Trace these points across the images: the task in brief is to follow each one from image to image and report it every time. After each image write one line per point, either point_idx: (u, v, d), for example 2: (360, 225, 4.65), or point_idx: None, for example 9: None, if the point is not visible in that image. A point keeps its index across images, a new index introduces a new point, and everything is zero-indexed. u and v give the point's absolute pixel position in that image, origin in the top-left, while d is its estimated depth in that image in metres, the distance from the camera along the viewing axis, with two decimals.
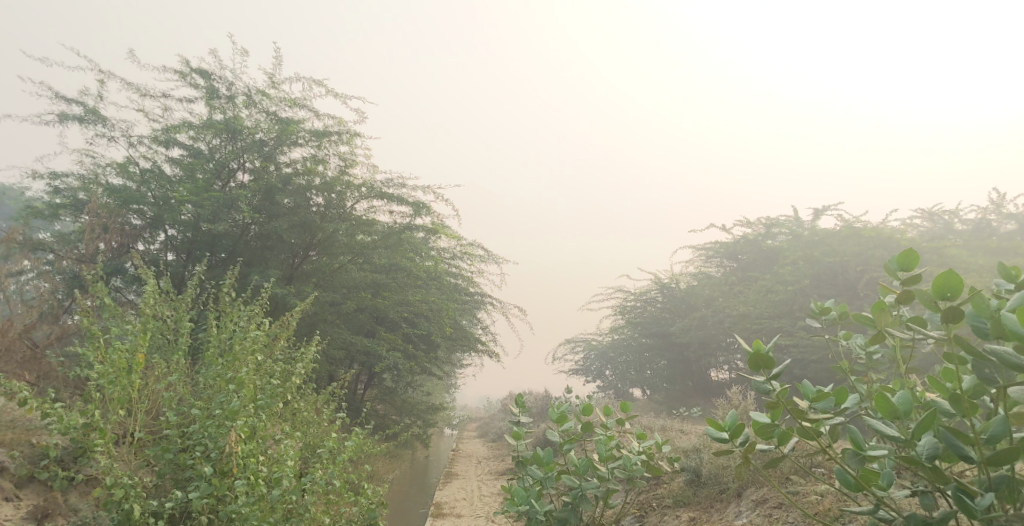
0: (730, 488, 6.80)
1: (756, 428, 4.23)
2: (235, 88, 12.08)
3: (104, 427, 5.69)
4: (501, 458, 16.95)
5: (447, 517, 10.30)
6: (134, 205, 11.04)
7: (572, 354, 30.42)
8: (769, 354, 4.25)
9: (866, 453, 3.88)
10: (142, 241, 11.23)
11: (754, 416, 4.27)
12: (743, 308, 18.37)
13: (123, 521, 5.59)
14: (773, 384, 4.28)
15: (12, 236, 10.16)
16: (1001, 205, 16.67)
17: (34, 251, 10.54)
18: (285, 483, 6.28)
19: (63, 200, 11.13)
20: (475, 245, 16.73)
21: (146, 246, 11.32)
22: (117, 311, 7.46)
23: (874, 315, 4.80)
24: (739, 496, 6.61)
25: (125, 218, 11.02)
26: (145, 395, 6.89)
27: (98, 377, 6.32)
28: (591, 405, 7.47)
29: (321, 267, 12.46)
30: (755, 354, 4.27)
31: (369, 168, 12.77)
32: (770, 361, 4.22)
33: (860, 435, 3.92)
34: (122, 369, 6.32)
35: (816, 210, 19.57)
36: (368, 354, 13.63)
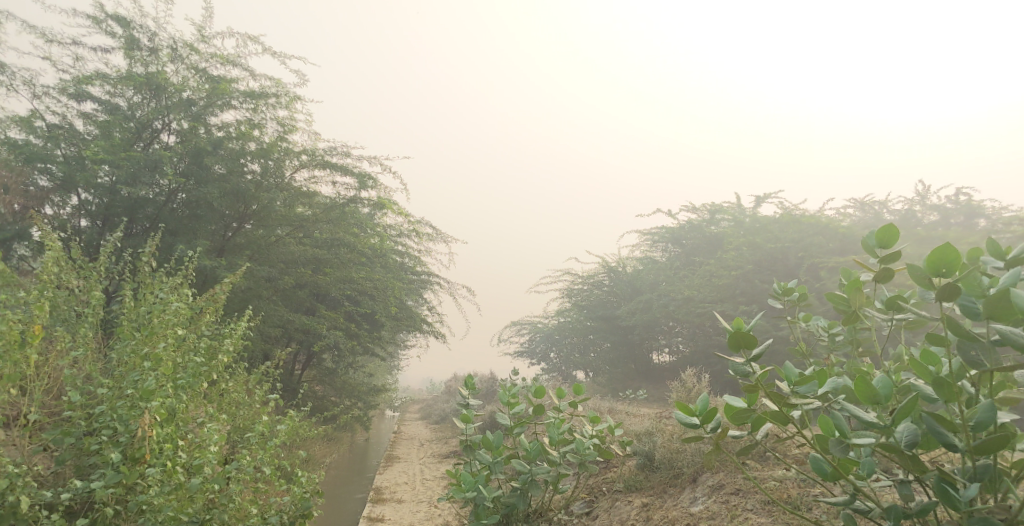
0: (686, 473, 6.54)
1: (731, 413, 3.96)
2: (159, 40, 11.24)
3: None
4: (445, 440, 16.57)
5: (387, 502, 9.84)
6: (41, 164, 10.27)
7: (519, 337, 30.20)
8: (750, 333, 3.97)
9: (849, 442, 3.67)
10: (51, 204, 10.40)
11: (729, 400, 3.99)
12: (687, 292, 18.31)
13: (6, 516, 5.23)
14: (752, 366, 4.00)
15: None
16: (924, 200, 16.88)
17: None
18: (206, 469, 5.88)
19: None
20: (423, 223, 16.16)
21: (56, 210, 10.49)
22: (12, 277, 6.89)
23: (847, 294, 4.52)
24: (695, 481, 6.36)
25: (30, 178, 10.23)
26: (45, 371, 6.56)
27: None
28: (543, 386, 7.11)
29: (255, 240, 11.76)
30: (736, 333, 3.99)
31: (309, 136, 12.09)
32: (751, 339, 3.95)
33: (840, 422, 3.70)
34: (12, 342, 6.04)
35: (759, 197, 19.56)
36: (306, 332, 13.03)
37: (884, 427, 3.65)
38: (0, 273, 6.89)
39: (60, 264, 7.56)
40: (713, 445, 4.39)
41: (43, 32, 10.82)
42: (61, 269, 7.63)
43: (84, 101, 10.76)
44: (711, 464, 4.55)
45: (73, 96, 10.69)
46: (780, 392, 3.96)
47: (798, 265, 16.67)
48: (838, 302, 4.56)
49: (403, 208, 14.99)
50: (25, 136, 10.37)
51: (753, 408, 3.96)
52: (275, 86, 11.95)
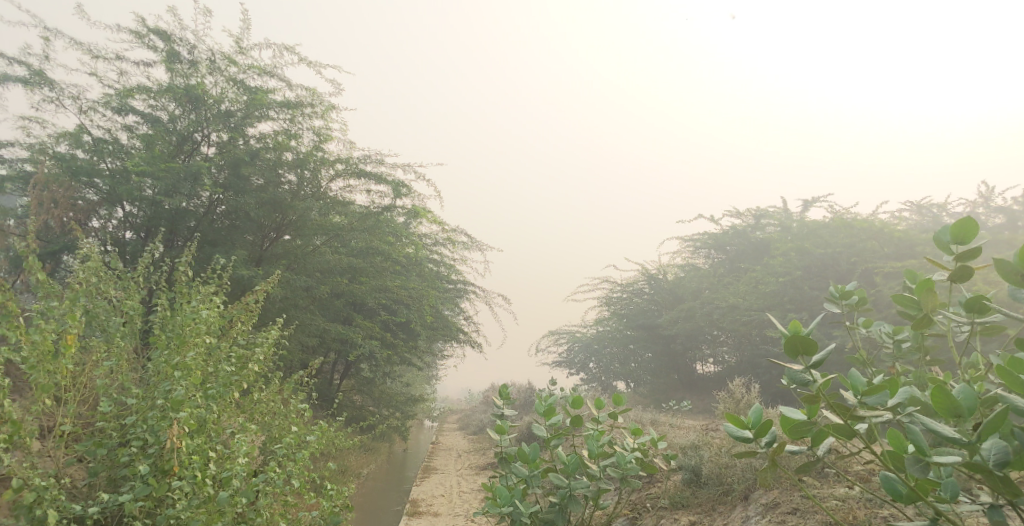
0: (736, 490, 6.18)
1: (789, 426, 3.64)
2: (198, 53, 11.28)
3: (17, 421, 5.59)
4: (483, 451, 16.35)
5: (424, 516, 9.62)
6: (86, 177, 10.31)
7: (556, 346, 29.83)
8: (811, 338, 3.67)
9: (929, 461, 3.32)
10: (97, 217, 10.48)
11: (787, 412, 3.67)
12: (732, 299, 17.80)
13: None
14: (813, 374, 3.69)
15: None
16: (988, 200, 16.15)
17: None
18: (235, 482, 5.82)
19: (10, 172, 10.41)
20: (458, 231, 16.02)
21: (101, 223, 10.55)
22: (52, 288, 6.88)
23: (918, 296, 4.15)
24: (745, 499, 6.01)
25: (78, 192, 10.32)
26: (80, 382, 6.51)
27: (22, 361, 6.00)
28: (581, 397, 6.81)
29: (292, 249, 11.70)
30: (794, 338, 3.69)
31: (345, 144, 12.01)
32: (810, 344, 3.64)
33: (917, 437, 3.35)
34: (45, 352, 5.98)
35: (806, 201, 18.96)
36: (343, 342, 12.95)
37: (968, 444, 3.30)
38: (40, 285, 6.88)
39: (98, 275, 7.50)
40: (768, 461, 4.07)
41: (87, 47, 10.92)
42: (98, 280, 7.57)
43: (126, 114, 10.81)
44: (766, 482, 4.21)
45: (115, 109, 10.75)
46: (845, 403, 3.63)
47: (849, 270, 16.06)
48: (907, 304, 4.20)
49: (438, 217, 14.87)
50: (69, 149, 10.46)
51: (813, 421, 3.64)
52: (310, 95, 11.91)
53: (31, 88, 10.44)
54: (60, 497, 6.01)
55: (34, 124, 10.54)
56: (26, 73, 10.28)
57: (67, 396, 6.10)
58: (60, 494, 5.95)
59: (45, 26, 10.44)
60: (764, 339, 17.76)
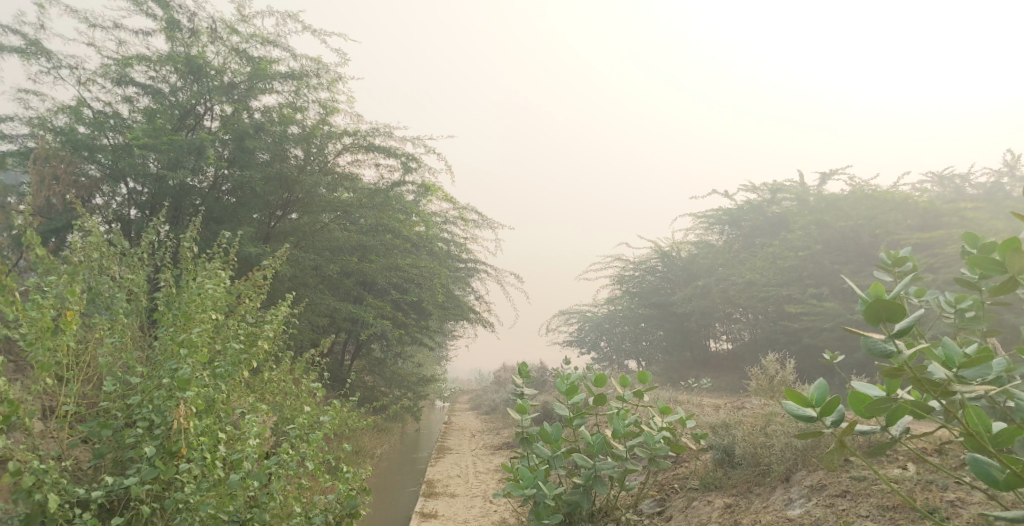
0: (775, 471, 5.91)
1: (866, 401, 3.89)
2: (198, 20, 10.88)
3: (12, 400, 5.31)
4: (497, 431, 16.13)
5: (440, 496, 9.38)
6: (88, 153, 10.00)
7: (568, 327, 29.53)
8: (895, 306, 3.95)
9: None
10: (101, 194, 10.19)
11: (863, 389, 3.93)
12: (750, 275, 17.49)
13: (35, 514, 5.31)
14: (896, 345, 3.94)
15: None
16: (1015, 169, 15.64)
17: None
18: (247, 464, 5.58)
19: (11, 147, 10.14)
20: (469, 209, 15.70)
21: (104, 200, 10.27)
22: (52, 264, 6.59)
23: (1003, 257, 3.98)
24: (786, 481, 5.75)
25: (80, 168, 10.01)
26: (83, 359, 6.24)
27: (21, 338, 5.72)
28: (605, 375, 6.49)
29: (300, 226, 11.34)
30: (878, 305, 3.98)
31: (353, 117, 11.63)
32: (895, 310, 3.93)
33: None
34: (44, 329, 5.69)
35: (825, 173, 18.48)
36: (354, 321, 12.71)
37: None
38: (40, 261, 6.61)
39: (100, 250, 7.22)
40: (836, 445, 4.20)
41: (85, 16, 10.57)
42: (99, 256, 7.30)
43: (127, 86, 10.48)
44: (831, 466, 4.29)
45: (116, 82, 10.43)
46: (927, 377, 3.88)
47: (872, 243, 15.63)
48: (989, 266, 4.00)
49: (447, 194, 14.56)
50: (69, 122, 10.14)
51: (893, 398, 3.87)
52: (315, 66, 11.50)
53: (27, 59, 10.11)
54: (62, 480, 5.76)
55: (33, 97, 10.22)
56: (23, 43, 9.93)
57: (68, 373, 5.84)
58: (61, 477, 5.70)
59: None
60: (781, 316, 17.40)
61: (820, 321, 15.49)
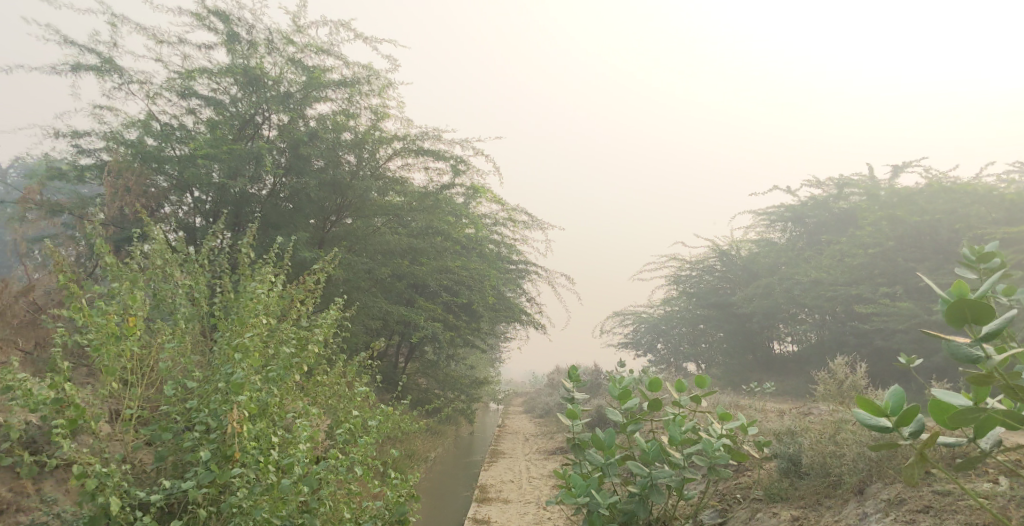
0: (848, 483, 5.59)
1: (952, 410, 3.60)
2: (256, 33, 10.96)
3: (78, 404, 5.32)
4: (551, 435, 15.93)
5: (493, 502, 9.21)
6: (156, 164, 10.11)
7: (623, 329, 29.12)
8: (982, 306, 3.68)
9: None
10: (169, 203, 10.34)
11: (947, 398, 3.65)
12: (816, 274, 16.98)
13: (97, 517, 5.35)
14: (983, 350, 3.67)
15: (27, 196, 9.55)
16: None
17: (52, 214, 9.84)
18: (298, 468, 5.51)
19: (88, 162, 10.36)
20: (518, 210, 15.55)
21: (171, 209, 10.42)
22: (121, 271, 6.67)
23: None
24: (861, 494, 5.43)
25: (150, 179, 10.15)
26: (147, 364, 6.24)
27: (88, 343, 5.74)
28: (659, 379, 6.23)
29: (353, 230, 11.31)
30: (964, 305, 3.69)
31: (403, 121, 11.53)
32: (982, 310, 3.66)
33: None
34: (110, 335, 5.69)
35: (896, 166, 17.69)
36: (406, 324, 12.71)
37: None
38: (107, 269, 6.72)
39: (163, 256, 7.28)
40: (916, 457, 3.92)
41: (151, 31, 10.75)
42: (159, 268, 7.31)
43: (191, 98, 10.60)
44: (910, 480, 3.98)
45: (179, 94, 10.57)
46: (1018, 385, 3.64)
47: (951, 239, 14.85)
48: None
49: (496, 195, 14.46)
50: (139, 135, 10.28)
51: (982, 408, 3.58)
52: (366, 73, 11.42)
53: (103, 77, 10.35)
54: (124, 484, 5.76)
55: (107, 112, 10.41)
56: (95, 61, 10.16)
57: (132, 378, 5.86)
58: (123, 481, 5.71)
59: (110, 11, 10.22)
60: (851, 316, 16.75)
61: (892, 322, 14.81)
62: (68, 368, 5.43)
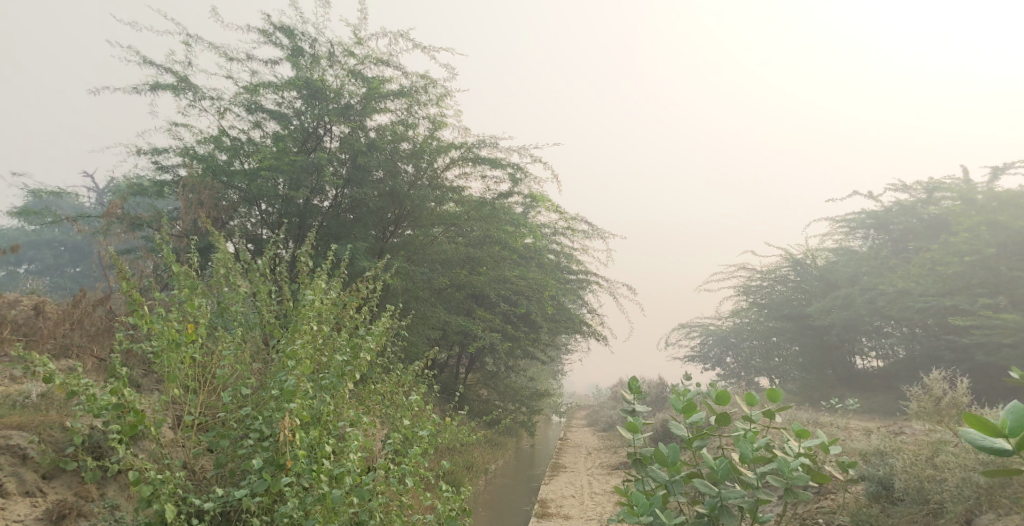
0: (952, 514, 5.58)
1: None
2: (319, 46, 10.42)
3: (139, 410, 5.18)
4: (614, 449, 15.46)
5: (554, 518, 8.85)
6: (226, 178, 9.71)
7: (686, 340, 28.24)
8: None
9: None
10: (238, 216, 9.84)
11: None
12: (904, 284, 16.04)
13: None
14: None
15: (111, 211, 8.96)
16: None
17: (133, 227, 9.34)
18: (350, 479, 5.25)
19: (167, 179, 9.80)
20: (579, 219, 15.19)
21: (240, 222, 9.94)
22: (190, 278, 6.20)
23: None
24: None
25: (222, 193, 9.70)
26: (210, 374, 5.89)
27: (150, 351, 5.54)
28: (726, 392, 5.73)
29: (412, 240, 10.89)
30: None
31: (460, 130, 11.16)
32: None
33: None
34: (171, 342, 5.45)
35: (994, 169, 16.56)
36: (464, 334, 12.49)
37: None
38: (173, 278, 6.33)
39: (226, 266, 6.68)
40: None
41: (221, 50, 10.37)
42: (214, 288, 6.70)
43: (256, 113, 10.05)
44: None
45: (245, 109, 10.01)
46: None
47: None
48: None
49: (556, 204, 14.17)
50: (210, 151, 9.79)
51: None
52: (423, 82, 10.93)
53: (177, 95, 9.80)
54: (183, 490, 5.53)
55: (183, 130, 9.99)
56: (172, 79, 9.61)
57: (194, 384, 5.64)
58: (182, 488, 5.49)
59: (185, 31, 9.93)
60: (944, 329, 15.80)
61: (995, 335, 13.87)
62: (128, 373, 5.24)
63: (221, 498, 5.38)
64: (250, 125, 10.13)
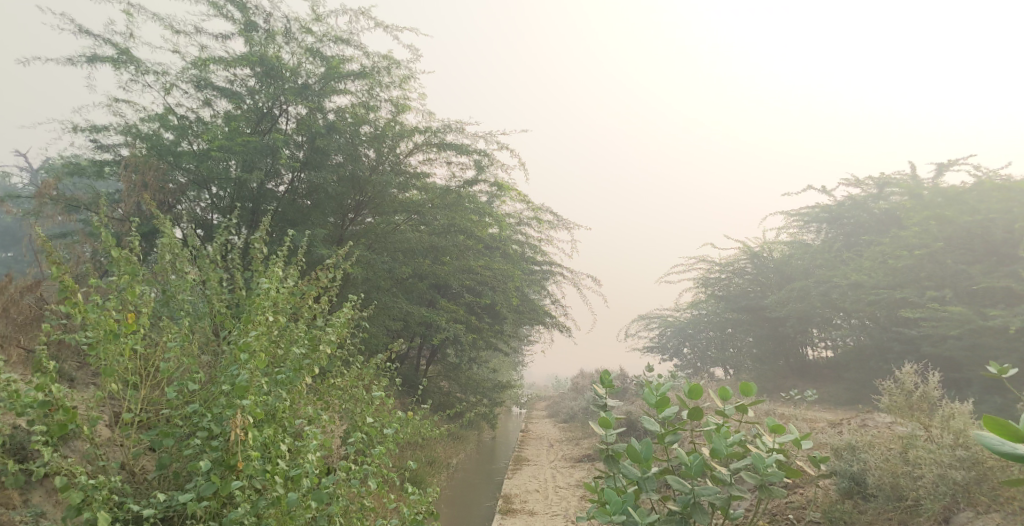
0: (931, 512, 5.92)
1: None
2: (274, 20, 9.96)
3: (68, 407, 4.79)
4: (576, 441, 15.40)
5: (517, 514, 8.68)
6: (172, 159, 9.16)
7: (646, 331, 28.32)
8: None
9: None
10: (186, 201, 9.34)
11: None
12: (856, 276, 16.29)
13: None
14: None
15: (44, 191, 8.41)
16: None
17: (69, 210, 8.79)
18: (307, 482, 4.98)
19: (108, 159, 9.25)
20: (544, 209, 15.01)
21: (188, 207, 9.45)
22: (130, 263, 5.76)
23: None
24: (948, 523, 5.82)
25: (168, 175, 9.17)
26: (153, 368, 5.52)
27: (85, 343, 5.14)
28: (699, 385, 5.59)
29: (373, 228, 10.60)
30: None
31: (424, 114, 10.84)
32: None
33: None
34: (110, 333, 5.06)
35: (940, 165, 16.87)
36: (426, 325, 12.23)
37: None
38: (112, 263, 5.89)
39: (173, 251, 6.24)
40: None
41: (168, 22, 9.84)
42: (160, 275, 6.33)
43: (206, 91, 9.55)
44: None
45: (193, 86, 9.51)
46: None
47: (1004, 242, 14.04)
48: None
49: (521, 194, 13.96)
50: (155, 129, 9.23)
51: None
52: (385, 63, 10.58)
53: (119, 69, 9.27)
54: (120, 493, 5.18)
55: (125, 106, 9.43)
56: (113, 51, 9.08)
57: (134, 379, 5.26)
58: (119, 491, 5.13)
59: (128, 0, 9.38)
60: (894, 322, 16.07)
61: (942, 328, 14.15)
62: (57, 367, 4.86)
63: (162, 503, 5.04)
64: (200, 104, 9.64)
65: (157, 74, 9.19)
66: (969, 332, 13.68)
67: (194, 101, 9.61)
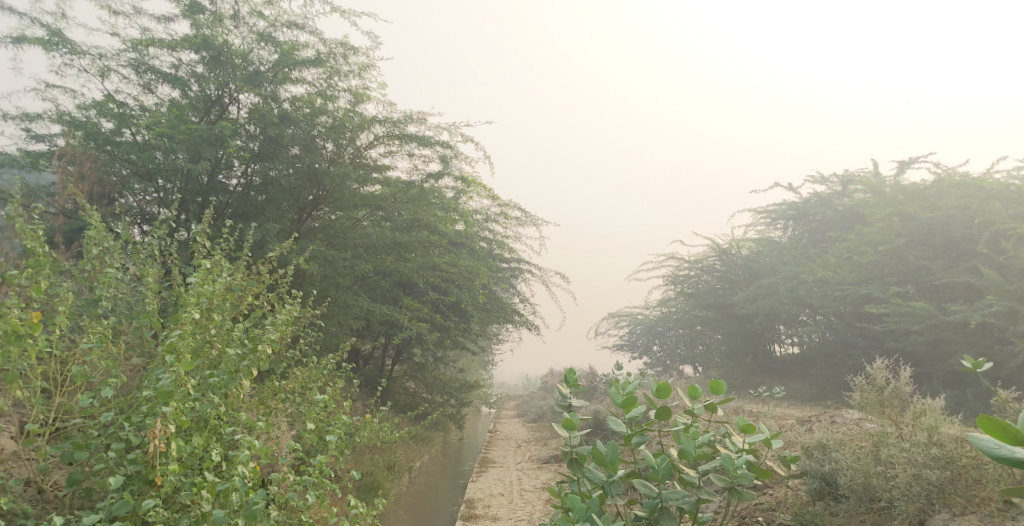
0: (906, 515, 5.74)
1: None
2: (222, 4, 9.52)
3: None
4: (544, 441, 15.14)
5: (480, 519, 8.37)
6: (109, 148, 8.70)
7: (617, 329, 28.21)
8: None
9: None
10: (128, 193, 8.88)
11: None
12: (822, 272, 16.30)
13: None
14: None
15: None
16: None
17: None
18: (236, 497, 4.64)
19: (42, 148, 8.77)
20: (512, 205, 14.73)
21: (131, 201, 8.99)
22: (47, 255, 5.35)
23: None
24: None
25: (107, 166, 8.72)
26: (69, 373, 5.11)
27: None
28: (667, 383, 5.35)
29: (332, 224, 10.24)
30: None
31: (385, 104, 10.47)
32: None
33: None
34: (11, 335, 4.61)
35: (903, 162, 16.94)
36: (388, 324, 11.88)
37: None
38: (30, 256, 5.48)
39: (100, 243, 5.84)
40: None
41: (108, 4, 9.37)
42: (87, 269, 5.91)
43: (146, 75, 9.09)
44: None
45: (132, 71, 9.04)
46: None
47: (966, 236, 14.07)
48: None
49: (488, 189, 13.66)
50: (91, 116, 8.78)
51: None
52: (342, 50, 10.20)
53: (51, 51, 8.78)
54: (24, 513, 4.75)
55: (61, 92, 8.94)
56: (43, 32, 8.60)
57: (43, 384, 4.83)
58: (23, 511, 4.71)
59: None
60: (859, 318, 16.08)
61: (905, 323, 14.15)
62: None
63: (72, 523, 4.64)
64: (141, 90, 9.18)
65: (92, 57, 8.71)
66: (932, 328, 13.68)
67: (134, 87, 9.14)
